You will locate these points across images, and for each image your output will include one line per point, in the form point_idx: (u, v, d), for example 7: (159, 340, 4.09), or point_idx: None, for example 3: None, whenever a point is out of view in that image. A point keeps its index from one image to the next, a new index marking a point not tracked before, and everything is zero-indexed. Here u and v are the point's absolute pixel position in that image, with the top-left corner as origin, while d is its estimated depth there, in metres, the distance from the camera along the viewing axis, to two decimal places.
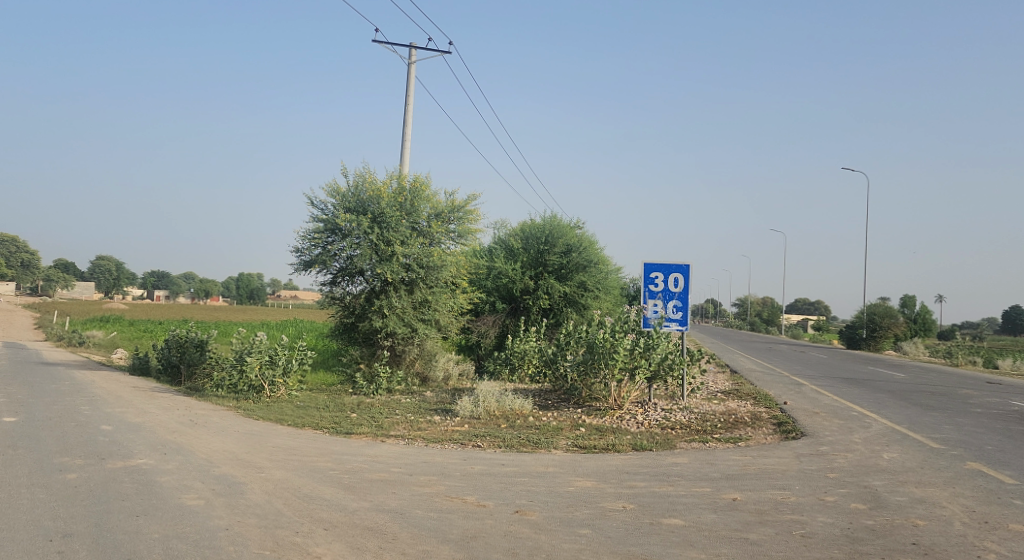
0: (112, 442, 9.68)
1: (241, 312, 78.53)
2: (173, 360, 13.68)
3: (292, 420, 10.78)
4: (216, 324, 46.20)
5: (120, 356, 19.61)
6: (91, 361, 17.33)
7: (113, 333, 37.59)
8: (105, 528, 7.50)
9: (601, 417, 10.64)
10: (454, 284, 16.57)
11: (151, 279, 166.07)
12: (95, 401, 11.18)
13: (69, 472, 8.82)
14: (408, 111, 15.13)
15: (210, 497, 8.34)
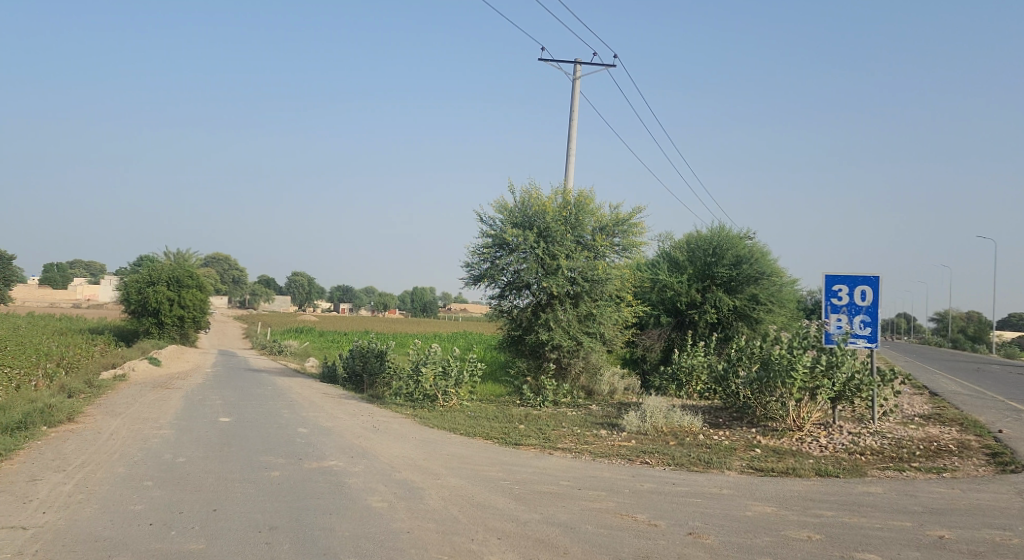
0: (307, 444, 10.64)
1: (418, 324, 83.57)
2: (357, 369, 14.82)
3: (465, 429, 11.23)
4: (398, 336, 49.20)
5: (312, 364, 21.54)
6: (288, 369, 19.21)
7: (307, 342, 41.37)
8: (303, 523, 8.23)
9: (779, 438, 10.04)
10: (619, 298, 16.49)
11: (337, 292, 180.63)
12: (293, 405, 12.37)
13: (273, 469, 9.81)
14: (572, 127, 15.28)
15: (393, 500, 8.88)
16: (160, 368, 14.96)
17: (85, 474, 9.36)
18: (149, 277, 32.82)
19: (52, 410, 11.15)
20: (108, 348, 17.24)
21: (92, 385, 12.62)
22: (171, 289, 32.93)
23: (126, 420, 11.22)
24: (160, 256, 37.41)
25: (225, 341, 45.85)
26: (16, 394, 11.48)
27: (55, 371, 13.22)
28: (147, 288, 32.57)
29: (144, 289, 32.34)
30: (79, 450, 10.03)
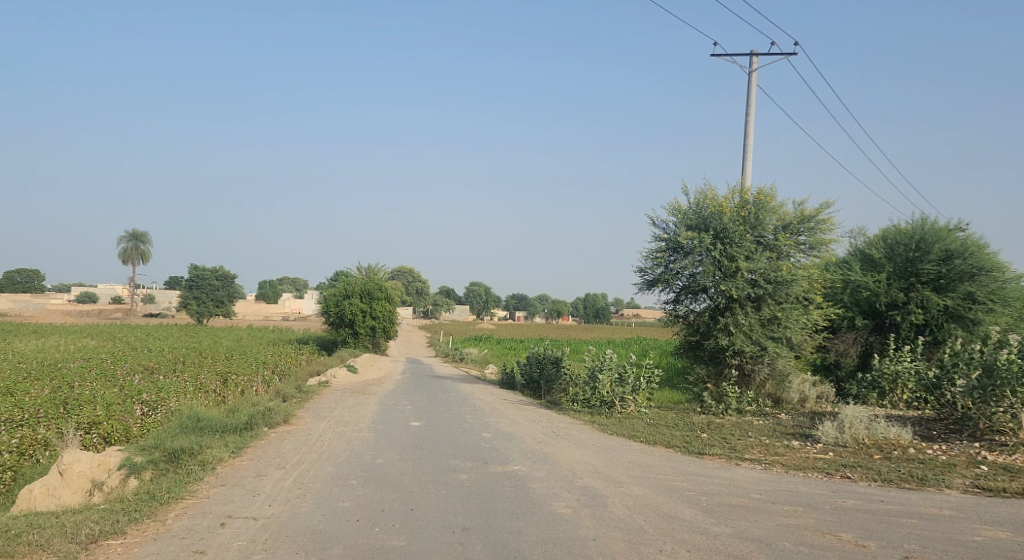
0: (492, 448, 11.05)
1: (592, 330, 83.83)
2: (534, 375, 15.19)
3: (645, 437, 11.10)
4: (575, 344, 49.63)
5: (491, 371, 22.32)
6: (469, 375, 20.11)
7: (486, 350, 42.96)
8: (493, 526, 8.52)
9: (1009, 454, 8.86)
10: (806, 300, 15.48)
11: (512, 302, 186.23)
12: (476, 411, 12.91)
13: (462, 472, 10.28)
14: (749, 122, 14.62)
15: (577, 507, 8.94)
16: (358, 375, 16.29)
17: (300, 472, 10.41)
18: (346, 290, 35.55)
19: (271, 413, 12.55)
20: (313, 357, 19.08)
21: (301, 390, 14.04)
22: (365, 301, 35.40)
23: (331, 422, 12.35)
24: (352, 271, 40.59)
25: (412, 349, 48.77)
26: (243, 399, 13.06)
27: (271, 378, 14.87)
28: (343, 300, 35.28)
29: (342, 302, 35.01)
30: (294, 450, 11.19)
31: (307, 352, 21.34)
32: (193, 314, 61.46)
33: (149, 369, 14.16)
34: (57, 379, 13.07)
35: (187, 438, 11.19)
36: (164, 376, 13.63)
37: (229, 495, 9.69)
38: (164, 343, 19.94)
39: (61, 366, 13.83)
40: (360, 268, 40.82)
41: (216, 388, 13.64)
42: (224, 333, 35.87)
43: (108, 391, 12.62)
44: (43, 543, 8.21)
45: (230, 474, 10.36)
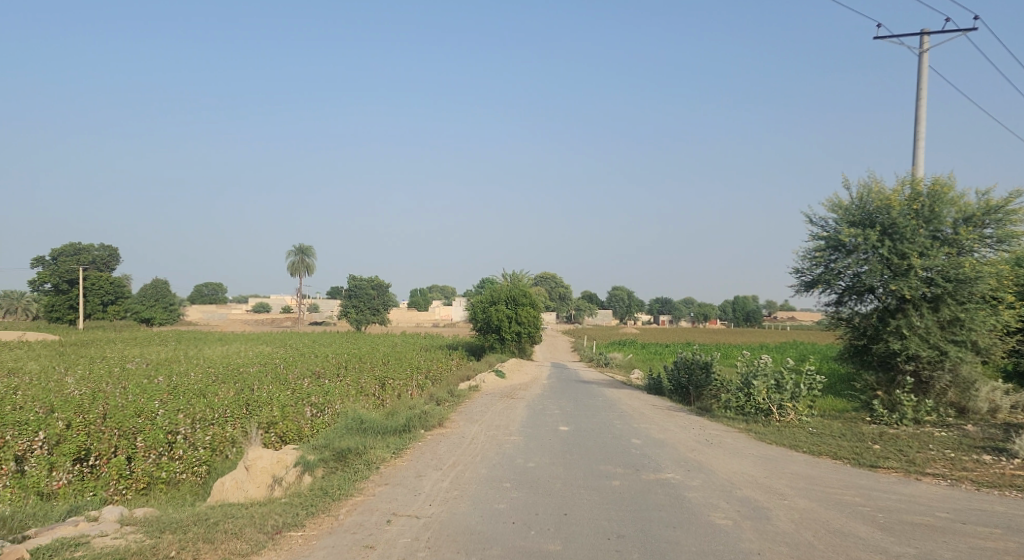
0: (644, 455, 10.89)
1: (738, 334, 80.28)
2: (682, 381, 14.87)
3: (808, 447, 10.56)
4: (725, 347, 47.72)
5: (637, 376, 22.05)
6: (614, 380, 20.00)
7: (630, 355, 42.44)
8: (650, 534, 8.35)
9: None
10: (994, 299, 13.97)
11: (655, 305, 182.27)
12: (625, 416, 12.81)
13: (614, 478, 10.20)
14: (921, 107, 13.48)
15: (738, 518, 8.58)
16: (506, 379, 16.66)
17: (456, 474, 10.79)
18: (491, 297, 35.78)
19: (427, 415, 13.12)
20: (463, 362, 19.74)
21: (453, 394, 14.58)
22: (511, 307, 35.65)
23: (483, 426, 12.72)
24: (496, 278, 41.34)
25: (555, 354, 49.01)
26: (400, 402, 13.77)
27: (425, 382, 15.56)
28: (489, 307, 35.54)
29: (488, 308, 35.49)
30: (450, 452, 11.63)
31: (457, 357, 22.13)
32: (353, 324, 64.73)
33: (316, 374, 15.30)
34: (239, 382, 14.43)
35: (352, 438, 11.95)
36: (330, 381, 14.67)
37: (393, 494, 10.23)
38: (330, 349, 21.45)
39: (242, 371, 15.27)
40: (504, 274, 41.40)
41: (376, 391, 14.47)
42: (378, 340, 37.65)
43: (283, 394, 13.76)
44: (236, 532, 9.11)
45: (392, 474, 10.94)
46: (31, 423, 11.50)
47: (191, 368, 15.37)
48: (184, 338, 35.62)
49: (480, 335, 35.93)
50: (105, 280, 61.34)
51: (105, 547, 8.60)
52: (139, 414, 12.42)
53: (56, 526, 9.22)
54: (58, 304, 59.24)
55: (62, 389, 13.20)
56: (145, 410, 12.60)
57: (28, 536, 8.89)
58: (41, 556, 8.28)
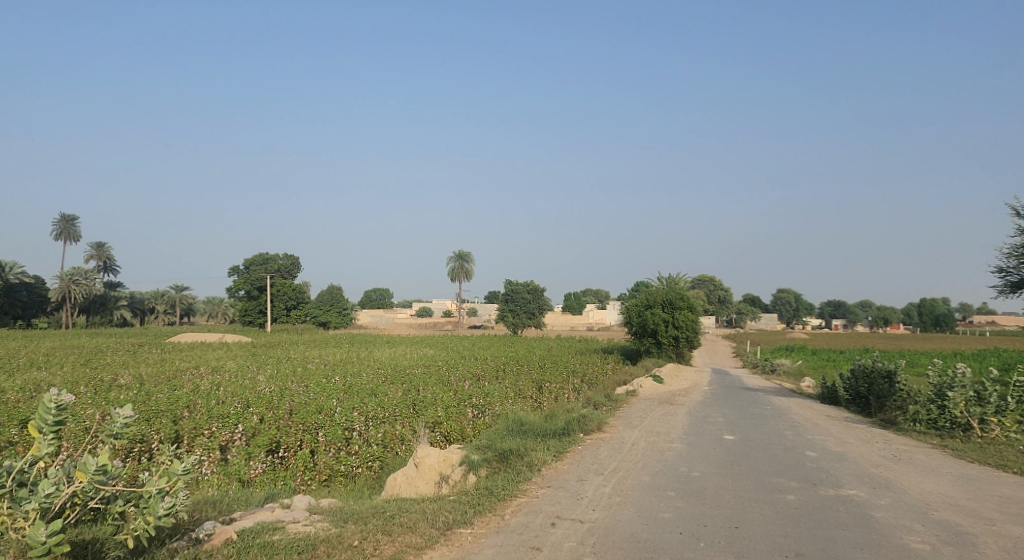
0: (820, 469, 10.22)
1: (919, 339, 73.10)
2: (861, 391, 13.87)
3: (1019, 468, 9.48)
4: (908, 355, 43.42)
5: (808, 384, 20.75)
6: (781, 388, 19.00)
7: (798, 361, 39.80)
8: (833, 554, 7.75)
9: None
10: None
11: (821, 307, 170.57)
12: (796, 427, 12.13)
13: (789, 492, 9.63)
14: None
15: (936, 543, 7.79)
16: (664, 385, 16.32)
17: (619, 479, 10.68)
18: (647, 300, 34.32)
19: (586, 419, 13.13)
20: (618, 366, 19.57)
21: (611, 398, 14.50)
22: (666, 312, 33.69)
23: (643, 432, 12.52)
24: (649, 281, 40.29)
25: (717, 359, 46.70)
26: (558, 405, 13.89)
27: (582, 385, 15.60)
28: (645, 311, 34.12)
29: (644, 312, 33.91)
30: (611, 457, 11.54)
31: (612, 361, 21.95)
32: (508, 324, 65.90)
33: (476, 376, 15.83)
34: (406, 383, 15.24)
35: (513, 440, 12.22)
36: (489, 383, 15.11)
37: (556, 497, 10.31)
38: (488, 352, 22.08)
39: (408, 372, 16.12)
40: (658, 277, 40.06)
41: (533, 394, 14.72)
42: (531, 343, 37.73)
43: (446, 395, 14.35)
44: (411, 526, 9.59)
45: (554, 477, 11.05)
46: (231, 417, 12.84)
47: (363, 369, 16.43)
48: (361, 341, 38.64)
49: (635, 339, 34.47)
50: (289, 287, 67.75)
51: (298, 533, 9.40)
52: (319, 411, 13.47)
53: (256, 510, 10.21)
54: (250, 309, 66.32)
55: (255, 386, 14.61)
56: (325, 408, 13.65)
57: (234, 518, 9.92)
58: (247, 537, 9.21)
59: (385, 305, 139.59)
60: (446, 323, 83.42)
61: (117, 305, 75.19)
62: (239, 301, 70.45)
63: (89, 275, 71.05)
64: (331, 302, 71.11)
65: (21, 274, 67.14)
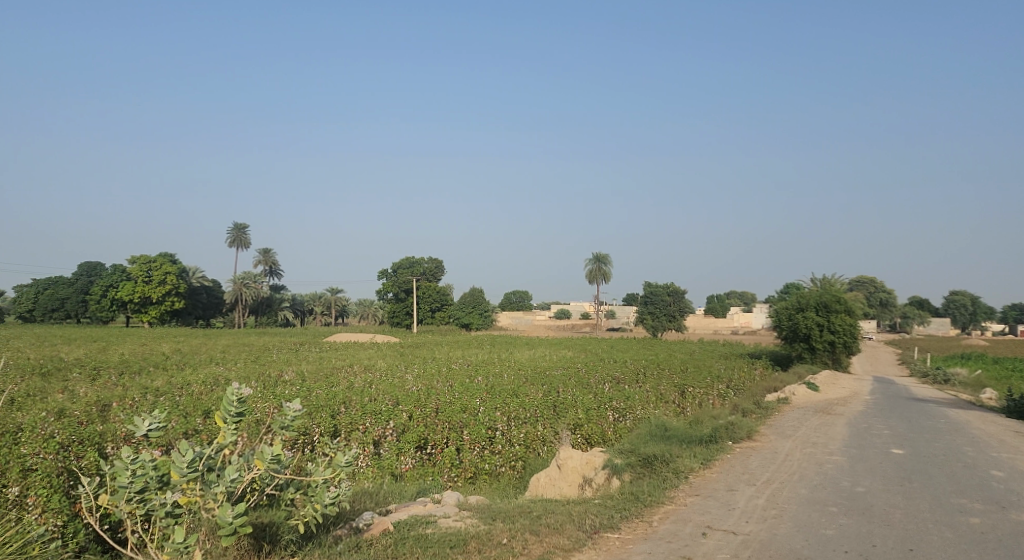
0: (1010, 491, 9.22)
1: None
2: None
3: None
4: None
5: (988, 395, 18.81)
6: (955, 399, 17.38)
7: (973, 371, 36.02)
8: None
9: None
10: None
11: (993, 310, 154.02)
12: (978, 444, 11.05)
13: (972, 515, 8.75)
14: None
15: None
16: (819, 393, 15.38)
17: (773, 491, 10.16)
18: (798, 304, 32.24)
19: (734, 427, 12.63)
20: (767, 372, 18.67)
21: (761, 406, 13.87)
22: (821, 315, 31.54)
23: (798, 442, 11.86)
24: (799, 282, 38.01)
25: (876, 367, 43.17)
26: (703, 411, 13.48)
27: (727, 391, 15.05)
28: (797, 314, 32.06)
29: (795, 315, 32.00)
30: (763, 467, 11.02)
31: (760, 367, 20.98)
32: (648, 329, 60.93)
33: (617, 379, 15.70)
34: (546, 384, 15.38)
35: (657, 445, 11.96)
36: (630, 386, 14.93)
37: (705, 506, 9.97)
38: (628, 355, 21.80)
39: (548, 373, 16.27)
40: (810, 278, 37.62)
41: (676, 399, 14.39)
42: (671, 346, 36.77)
43: (586, 398, 14.35)
44: (558, 527, 9.62)
45: (703, 485, 10.69)
46: (383, 413, 13.52)
47: (504, 370, 16.76)
48: (503, 342, 39.63)
49: (786, 343, 32.64)
50: (433, 289, 70.56)
51: (449, 528, 9.71)
52: (464, 410, 13.88)
53: (409, 504, 10.67)
54: (398, 312, 70.19)
55: (404, 385, 15.31)
56: (468, 407, 14.05)
57: (391, 510, 10.42)
58: (402, 528, 9.66)
59: (523, 305, 141.66)
60: (581, 325, 83.05)
61: (281, 308, 81.58)
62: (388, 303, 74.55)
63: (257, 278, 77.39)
64: (471, 305, 70.53)
65: (202, 277, 74.58)
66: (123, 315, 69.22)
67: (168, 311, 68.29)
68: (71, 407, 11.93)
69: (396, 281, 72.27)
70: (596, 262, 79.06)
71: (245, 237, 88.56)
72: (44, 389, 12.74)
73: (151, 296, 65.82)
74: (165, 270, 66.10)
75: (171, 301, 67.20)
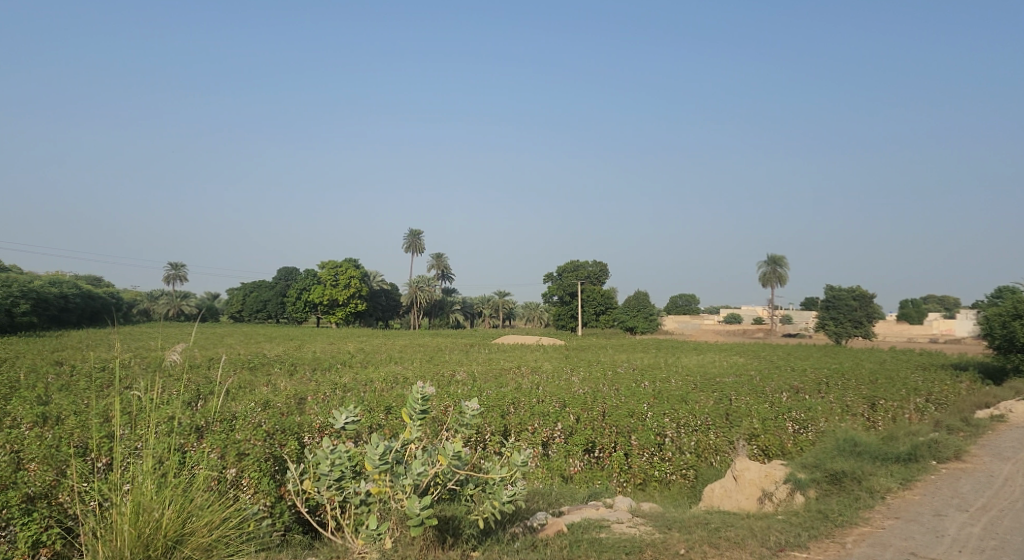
0: None
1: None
2: None
3: None
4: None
5: None
6: None
7: None
8: None
9: None
10: None
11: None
12: None
13: None
14: None
15: None
16: None
17: (991, 520, 9.06)
18: (1015, 308, 28.26)
19: (938, 445, 11.44)
20: (976, 385, 16.66)
21: (969, 423, 12.44)
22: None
23: (1019, 467, 10.52)
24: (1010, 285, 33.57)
25: None
26: (898, 427, 12.35)
27: (927, 406, 13.68)
28: (1012, 321, 28.26)
29: (1009, 322, 28.24)
30: (976, 493, 9.88)
31: (967, 379, 18.82)
32: (828, 335, 54.24)
33: (795, 388, 14.80)
34: (717, 391, 14.82)
35: (846, 461, 11.08)
36: (811, 396, 14.00)
37: (908, 531, 9.08)
38: (806, 362, 20.49)
39: (719, 380, 15.66)
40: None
41: (864, 412, 13.31)
42: (857, 354, 33.99)
43: (762, 407, 13.64)
44: (739, 541, 9.15)
45: (904, 508, 9.75)
46: (551, 415, 13.69)
47: (672, 375, 16.37)
48: (670, 345, 39.19)
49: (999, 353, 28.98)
50: (598, 292, 70.52)
51: (623, 534, 9.59)
52: (631, 414, 13.70)
53: (581, 506, 10.70)
54: (564, 313, 71.39)
55: (570, 388, 15.40)
56: (636, 412, 13.86)
57: (564, 512, 10.49)
58: (576, 531, 9.67)
59: (682, 306, 138.23)
60: (748, 330, 78.83)
61: (452, 310, 85.28)
62: (552, 306, 75.79)
63: (430, 282, 81.25)
64: (637, 308, 68.99)
65: (381, 281, 79.68)
66: (314, 316, 76.05)
67: (353, 312, 73.74)
68: (274, 399, 13.19)
69: (560, 284, 72.77)
70: (774, 262, 74.90)
71: (420, 242, 93.55)
72: (252, 382, 14.20)
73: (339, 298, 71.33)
74: (350, 273, 71.26)
75: (355, 303, 72.59)
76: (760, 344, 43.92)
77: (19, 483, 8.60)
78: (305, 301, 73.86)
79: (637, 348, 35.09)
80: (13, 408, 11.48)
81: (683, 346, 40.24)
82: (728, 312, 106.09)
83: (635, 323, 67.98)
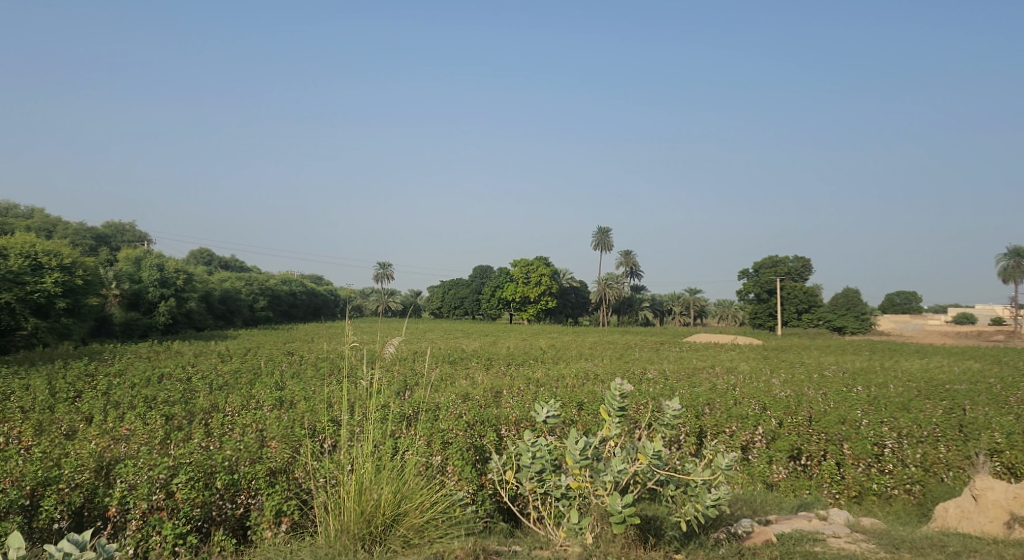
0: None
1: None
2: None
3: None
4: None
5: None
6: None
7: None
8: None
9: None
10: None
11: None
12: None
13: None
14: None
15: None
16: None
17: None
18: None
19: None
20: None
21: None
22: None
23: None
24: None
25: None
26: None
27: None
28: None
29: None
30: None
31: None
32: None
33: None
34: (946, 399, 13.21)
35: None
36: None
37: None
38: None
39: (947, 387, 13.94)
40: None
41: None
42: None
43: (1005, 420, 11.93)
44: None
45: None
46: (751, 418, 12.99)
47: (890, 380, 14.85)
48: (885, 346, 36.09)
49: None
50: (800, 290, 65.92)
51: (842, 550, 8.82)
52: (843, 421, 12.61)
53: (792, 517, 10.01)
54: (761, 312, 67.94)
55: (771, 390, 14.52)
56: (848, 418, 12.75)
57: (771, 521, 9.89)
58: (787, 542, 9.05)
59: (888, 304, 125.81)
60: (979, 331, 69.51)
61: (639, 309, 84.25)
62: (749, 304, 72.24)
63: (620, 279, 80.74)
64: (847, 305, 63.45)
65: (569, 279, 80.77)
66: (507, 312, 78.86)
67: (543, 309, 75.35)
68: (473, 392, 13.81)
69: (758, 281, 69.18)
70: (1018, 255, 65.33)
71: (608, 241, 93.46)
72: (453, 375, 14.97)
73: (530, 296, 73.29)
74: (541, 272, 72.71)
75: (546, 300, 73.88)
76: (1014, 350, 37.93)
77: (264, 458, 9.81)
78: (500, 298, 76.96)
79: (855, 350, 32.22)
80: (257, 391, 13.09)
81: (915, 347, 36.29)
82: (956, 313, 93.52)
83: (844, 323, 62.80)
